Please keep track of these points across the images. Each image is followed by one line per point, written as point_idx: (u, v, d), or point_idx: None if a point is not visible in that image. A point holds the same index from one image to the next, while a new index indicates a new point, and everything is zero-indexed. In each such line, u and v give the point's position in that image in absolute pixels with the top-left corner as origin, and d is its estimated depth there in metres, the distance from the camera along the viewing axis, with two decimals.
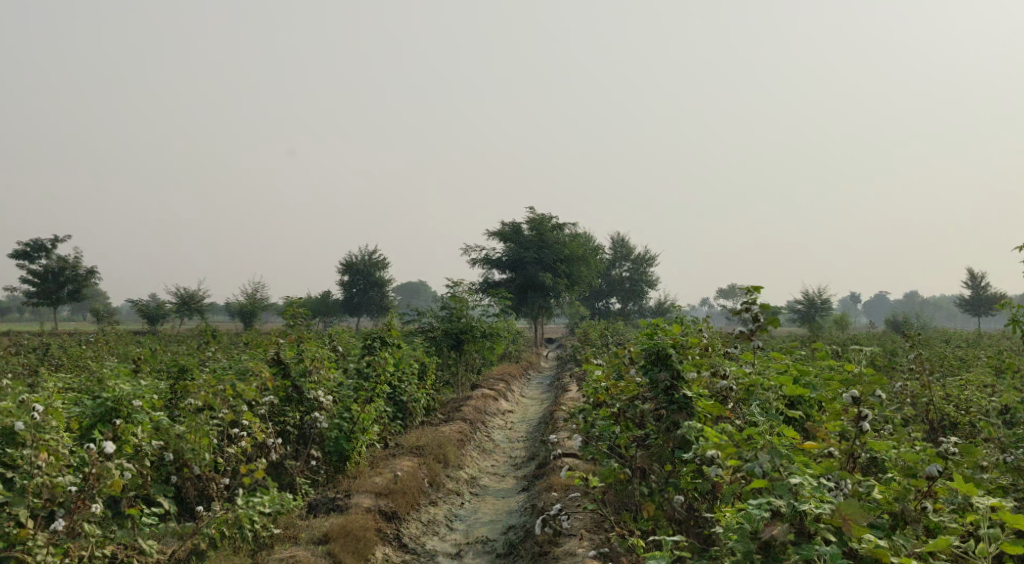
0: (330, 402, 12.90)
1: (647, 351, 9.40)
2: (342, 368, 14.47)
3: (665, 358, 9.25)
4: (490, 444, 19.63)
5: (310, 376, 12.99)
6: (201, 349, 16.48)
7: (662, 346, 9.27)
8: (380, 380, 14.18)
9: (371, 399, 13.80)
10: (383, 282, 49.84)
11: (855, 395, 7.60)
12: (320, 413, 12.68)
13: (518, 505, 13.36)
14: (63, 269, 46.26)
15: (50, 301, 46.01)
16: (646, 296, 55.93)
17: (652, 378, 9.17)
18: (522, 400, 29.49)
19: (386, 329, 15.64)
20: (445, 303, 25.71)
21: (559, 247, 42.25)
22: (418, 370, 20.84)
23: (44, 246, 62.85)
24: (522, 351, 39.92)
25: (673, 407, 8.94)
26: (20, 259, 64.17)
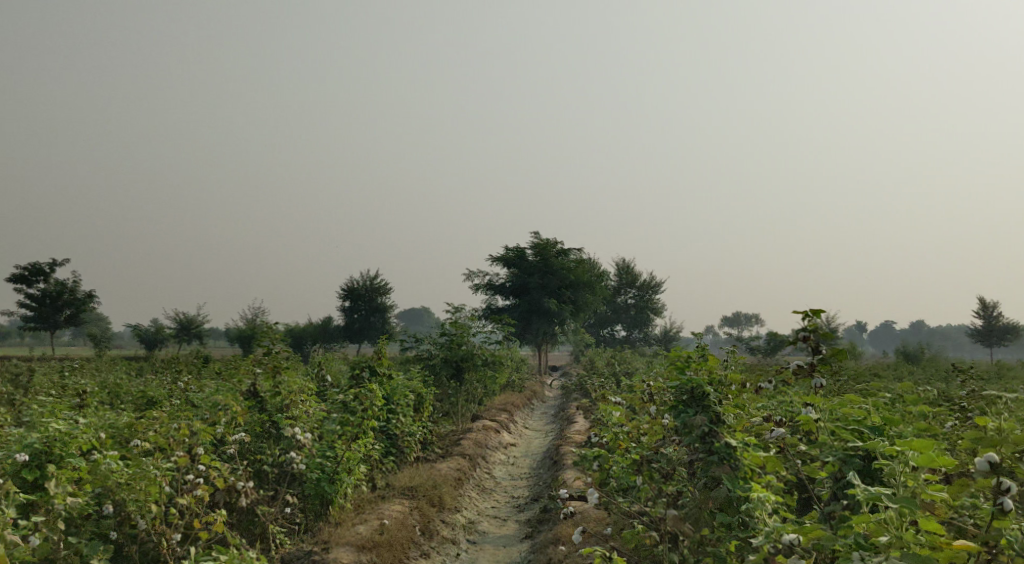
0: (310, 439, 11.47)
1: (678, 390, 8.36)
2: (326, 400, 13.14)
3: (699, 400, 8.26)
4: (491, 482, 18.23)
5: (288, 412, 11.77)
6: (180, 378, 15.22)
7: (700, 386, 8.24)
8: (369, 416, 12.73)
9: (358, 436, 12.45)
10: (384, 307, 48.52)
11: (992, 462, 6.79)
12: (297, 453, 11.27)
13: (520, 557, 11.98)
14: (63, 293, 44.89)
15: (48, 325, 44.70)
16: (652, 323, 54.58)
17: (686, 423, 8.14)
18: (525, 433, 28.03)
19: (377, 357, 14.04)
20: (444, 329, 24.39)
21: (564, 272, 40.97)
22: (414, 401, 19.49)
23: (44, 270, 61.65)
24: (526, 380, 38.48)
25: (712, 459, 7.93)
26: (19, 283, 63.02)
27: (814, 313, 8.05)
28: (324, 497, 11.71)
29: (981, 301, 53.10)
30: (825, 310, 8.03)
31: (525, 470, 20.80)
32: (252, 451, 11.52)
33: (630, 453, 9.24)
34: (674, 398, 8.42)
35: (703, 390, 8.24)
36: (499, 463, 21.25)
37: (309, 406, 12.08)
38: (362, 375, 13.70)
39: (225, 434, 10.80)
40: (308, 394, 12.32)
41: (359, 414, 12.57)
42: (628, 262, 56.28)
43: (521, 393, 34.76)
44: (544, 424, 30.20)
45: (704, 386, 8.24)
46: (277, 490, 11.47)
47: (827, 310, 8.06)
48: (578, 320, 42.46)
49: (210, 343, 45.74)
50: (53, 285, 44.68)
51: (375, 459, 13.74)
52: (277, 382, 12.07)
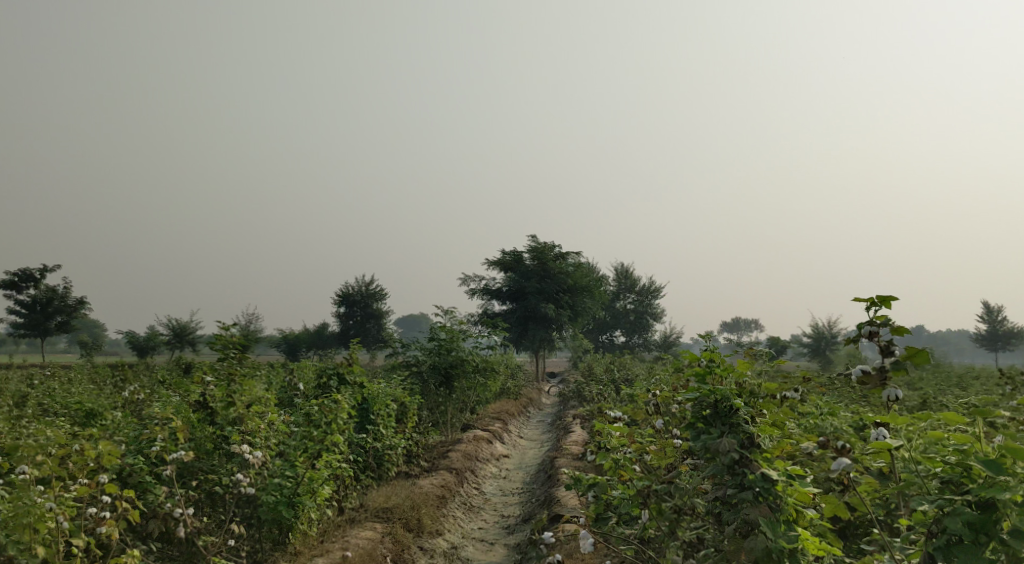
0: (262, 457, 9.92)
1: (699, 403, 7.17)
2: (285, 411, 11.61)
3: (723, 416, 7.10)
4: (480, 499, 16.79)
5: (241, 426, 10.25)
6: (131, 386, 13.74)
7: (726, 398, 7.10)
8: (334, 429, 11.22)
9: (322, 452, 10.97)
10: (380, 314, 47.00)
11: None
12: (246, 473, 9.72)
13: None
14: (53, 299, 43.23)
15: (38, 332, 43.08)
16: (652, 329, 53.04)
17: (711, 447, 6.98)
18: (520, 443, 26.56)
19: (347, 363, 12.50)
20: (434, 333, 22.82)
21: (563, 277, 39.46)
22: (397, 412, 17.97)
23: (36, 276, 59.92)
24: (523, 387, 37.03)
25: (744, 496, 6.81)
26: (9, 290, 61.58)
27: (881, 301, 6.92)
28: (277, 523, 10.23)
29: (987, 306, 51.50)
30: (896, 300, 6.94)
31: (518, 485, 19.33)
32: (202, 470, 10.06)
33: (635, 482, 7.93)
34: (691, 414, 7.26)
35: (731, 404, 7.10)
36: (489, 477, 19.74)
37: (270, 419, 10.72)
38: (328, 384, 12.16)
39: (166, 451, 9.35)
40: (267, 405, 10.82)
41: (323, 428, 11.07)
42: (628, 267, 54.76)
43: (516, 400, 33.28)
44: (539, 433, 28.70)
45: (731, 398, 7.09)
46: (225, 519, 10.05)
47: (899, 299, 6.96)
48: (576, 325, 41.01)
49: (201, 350, 44.15)
50: (43, 291, 43.05)
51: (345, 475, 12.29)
52: (231, 387, 10.47)
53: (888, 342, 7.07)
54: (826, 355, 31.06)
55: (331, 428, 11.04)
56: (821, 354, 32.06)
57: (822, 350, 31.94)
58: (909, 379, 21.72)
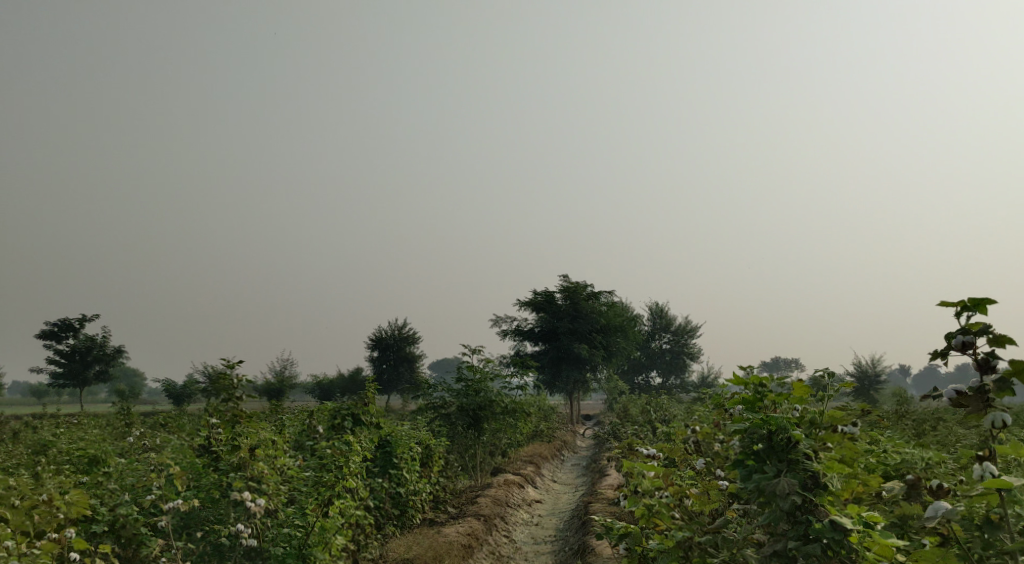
0: (265, 506, 9.13)
1: (751, 435, 6.70)
2: (292, 455, 10.78)
3: (781, 451, 6.62)
4: (509, 547, 15.89)
5: (246, 471, 9.36)
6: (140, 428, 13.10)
7: (785, 429, 6.59)
8: (348, 473, 10.34)
9: (334, 498, 10.08)
10: (413, 358, 46.30)
11: None
12: (248, 525, 8.99)
13: None
14: (92, 348, 42.87)
15: (77, 382, 42.65)
16: (689, 369, 51.80)
17: (769, 488, 6.47)
18: (553, 487, 25.59)
19: (361, 402, 11.59)
20: (461, 373, 22.03)
21: (596, 316, 38.54)
22: (421, 455, 17.13)
23: (74, 326, 59.94)
24: (557, 429, 36.02)
25: (811, 548, 6.32)
26: (49, 340, 61.63)
27: (976, 308, 6.32)
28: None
29: None
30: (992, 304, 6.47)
31: (550, 532, 18.35)
32: (208, 520, 9.37)
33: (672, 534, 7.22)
34: (741, 450, 6.76)
35: (788, 436, 6.60)
36: (520, 524, 18.78)
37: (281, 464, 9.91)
38: (342, 424, 11.28)
39: (162, 498, 8.59)
40: (276, 449, 9.97)
41: (334, 473, 10.22)
42: (663, 306, 53.69)
43: (550, 443, 32.31)
44: (574, 478, 27.63)
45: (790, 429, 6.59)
46: None
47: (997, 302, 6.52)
48: (611, 365, 40.00)
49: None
50: (83, 340, 42.72)
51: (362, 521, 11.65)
52: (237, 428, 9.67)
53: (987, 357, 6.45)
54: (872, 394, 29.79)
55: (343, 473, 10.16)
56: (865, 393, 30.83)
57: (867, 387, 30.66)
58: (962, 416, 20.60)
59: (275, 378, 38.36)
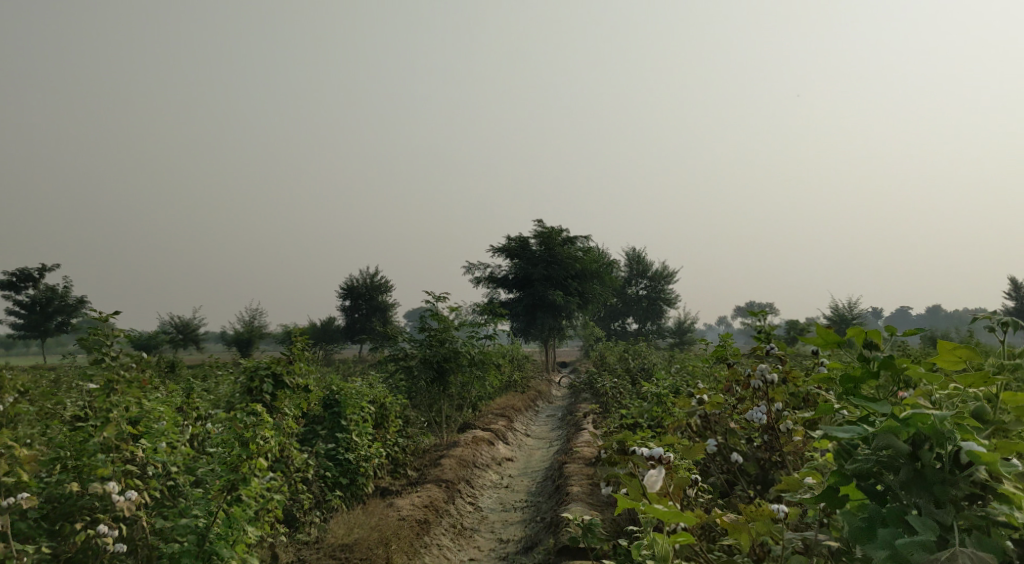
0: (133, 499, 7.16)
1: (891, 452, 4.77)
2: (182, 428, 8.75)
3: (938, 481, 4.72)
4: (475, 517, 14.07)
5: (112, 454, 7.37)
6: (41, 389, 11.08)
7: (949, 444, 4.70)
8: (258, 452, 8.09)
9: (234, 485, 7.85)
10: (386, 307, 44.25)
11: None
12: (113, 528, 7.11)
13: None
14: (52, 299, 39.93)
15: (36, 334, 39.71)
16: (665, 315, 50.09)
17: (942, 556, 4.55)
18: (527, 442, 23.88)
19: (283, 359, 9.35)
20: (425, 322, 20.07)
21: (571, 262, 36.54)
22: (374, 415, 15.13)
23: (34, 276, 56.73)
24: (531, 379, 34.24)
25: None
26: (7, 290, 58.43)
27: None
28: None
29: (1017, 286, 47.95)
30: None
31: (521, 496, 16.53)
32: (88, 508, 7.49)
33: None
34: (860, 471, 4.84)
35: (949, 454, 4.71)
36: (488, 488, 16.99)
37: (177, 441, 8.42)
38: (258, 390, 9.11)
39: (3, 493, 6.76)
40: (160, 421, 8.09)
41: (239, 452, 8.01)
42: (640, 251, 51.81)
43: (523, 393, 30.55)
44: (548, 431, 25.89)
45: (953, 443, 4.70)
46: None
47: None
48: (587, 313, 38.16)
49: (205, 347, 41.28)
50: (42, 290, 39.84)
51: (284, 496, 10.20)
52: (113, 396, 7.58)
53: None
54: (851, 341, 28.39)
55: (248, 452, 8.01)
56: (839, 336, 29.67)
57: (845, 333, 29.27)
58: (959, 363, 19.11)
59: (242, 329, 36.16)
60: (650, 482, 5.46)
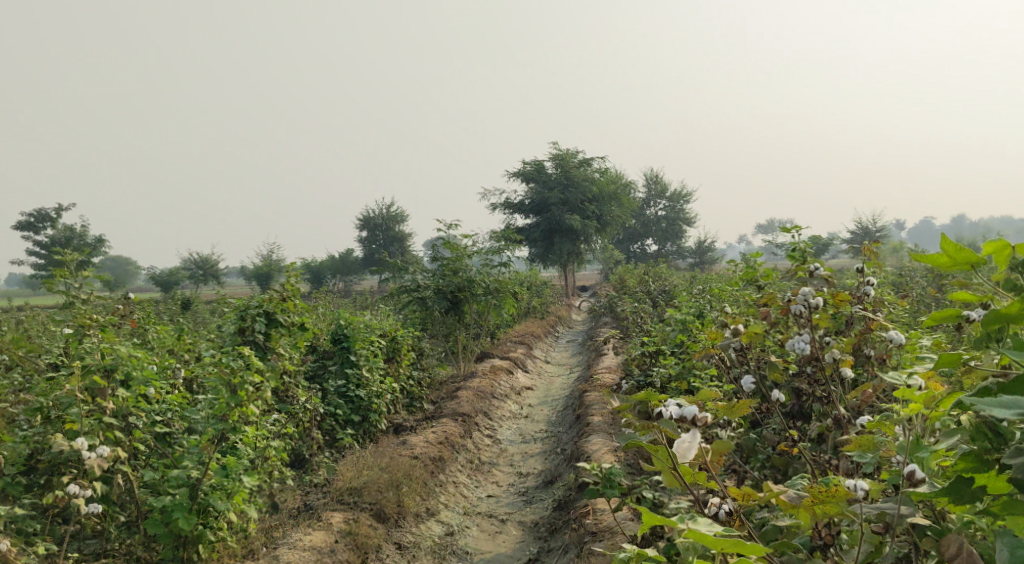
0: (108, 454, 6.54)
1: None
2: (171, 374, 8.16)
3: None
4: (493, 451, 13.55)
5: (79, 410, 6.74)
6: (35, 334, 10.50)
7: None
8: (247, 399, 7.49)
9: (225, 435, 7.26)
10: (403, 237, 43.58)
11: None
12: (87, 486, 6.53)
13: (526, 557, 9.08)
14: (70, 239, 39.30)
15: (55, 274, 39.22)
16: (685, 235, 49.21)
17: None
18: (547, 369, 23.39)
19: (276, 297, 8.77)
20: (437, 252, 19.39)
21: (587, 185, 35.60)
22: (385, 349, 14.56)
23: (51, 218, 56.09)
24: (550, 305, 33.66)
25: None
26: (26, 231, 57.91)
27: None
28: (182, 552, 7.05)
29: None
30: None
31: (541, 426, 16.00)
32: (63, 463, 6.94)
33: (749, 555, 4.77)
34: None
35: None
36: (507, 418, 16.47)
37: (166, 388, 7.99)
38: (251, 330, 8.53)
39: None
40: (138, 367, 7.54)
41: (228, 397, 7.38)
42: (658, 172, 50.70)
43: (543, 320, 29.98)
44: (569, 358, 25.36)
45: None
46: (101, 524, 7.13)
47: None
48: (605, 236, 37.35)
49: (225, 283, 40.79)
50: (59, 229, 39.23)
51: (286, 438, 9.64)
52: (86, 341, 7.02)
53: None
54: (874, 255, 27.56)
55: (237, 398, 7.41)
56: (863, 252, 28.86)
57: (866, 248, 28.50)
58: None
59: (259, 262, 35.59)
60: (682, 451, 4.96)
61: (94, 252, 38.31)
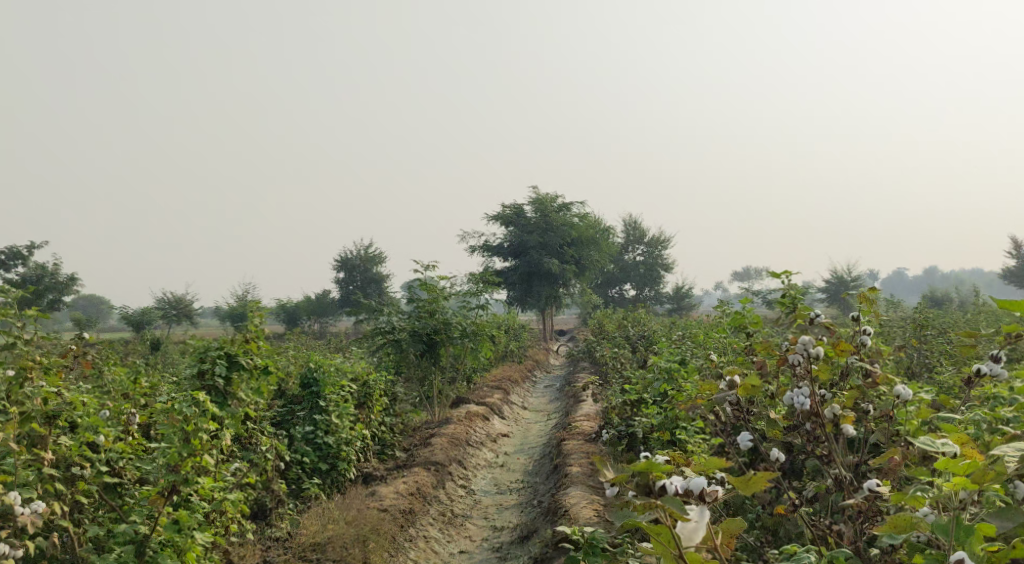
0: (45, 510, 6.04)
1: None
2: (123, 418, 7.65)
3: None
4: (467, 503, 13.00)
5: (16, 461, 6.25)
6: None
7: None
8: (201, 447, 7.00)
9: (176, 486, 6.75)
10: (381, 278, 43.03)
11: None
12: (23, 543, 5.99)
13: None
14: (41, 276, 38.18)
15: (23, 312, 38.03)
16: (663, 281, 49.05)
17: None
18: (523, 415, 22.86)
19: (238, 338, 8.33)
20: (413, 293, 18.94)
21: (567, 229, 35.35)
22: (356, 394, 14.03)
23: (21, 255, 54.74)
24: (528, 349, 33.16)
25: None
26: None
27: None
28: None
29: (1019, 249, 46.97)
30: None
31: (517, 476, 15.47)
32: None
33: None
34: None
35: None
36: (482, 468, 15.92)
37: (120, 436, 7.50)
38: (210, 374, 8.05)
39: None
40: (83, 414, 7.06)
41: (180, 445, 6.90)
42: (636, 217, 50.64)
43: (520, 364, 29.47)
44: (546, 404, 24.82)
45: None
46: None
47: None
48: (584, 281, 37.04)
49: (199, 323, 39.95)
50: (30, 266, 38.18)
51: (246, 488, 9.11)
52: (28, 385, 6.54)
53: None
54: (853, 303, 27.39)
55: (190, 447, 6.93)
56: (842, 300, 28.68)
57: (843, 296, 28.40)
58: (969, 321, 18.05)
59: (232, 302, 34.82)
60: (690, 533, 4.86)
61: (63, 289, 37.27)
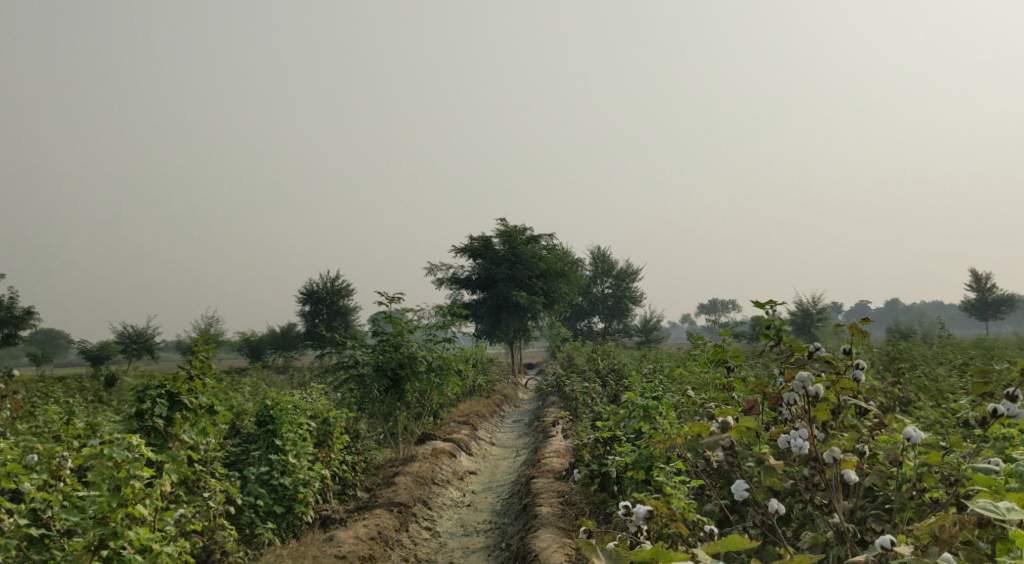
0: None
1: None
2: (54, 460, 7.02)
3: None
4: (431, 546, 12.35)
5: None
6: None
7: None
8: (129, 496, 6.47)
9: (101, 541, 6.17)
10: (348, 311, 42.25)
11: None
12: None
13: None
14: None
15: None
16: (631, 314, 48.70)
17: None
18: (491, 451, 22.22)
19: (182, 375, 7.74)
20: (378, 326, 18.32)
21: (535, 261, 34.92)
22: (315, 432, 13.36)
23: None
24: (496, 382, 32.52)
25: None
26: None
27: None
28: None
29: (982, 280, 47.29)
30: None
31: (485, 516, 14.85)
32: None
33: None
34: None
35: None
36: (448, 507, 15.27)
37: (48, 482, 6.84)
38: (149, 414, 7.49)
39: None
40: (5, 460, 6.55)
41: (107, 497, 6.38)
42: (605, 249, 50.36)
43: (489, 399, 28.82)
44: (515, 440, 24.18)
45: None
46: None
47: None
48: (553, 313, 36.57)
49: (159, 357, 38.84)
50: None
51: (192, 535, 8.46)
52: None
53: None
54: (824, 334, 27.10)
55: (119, 496, 6.43)
56: (810, 332, 28.44)
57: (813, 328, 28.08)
58: (941, 354, 17.82)
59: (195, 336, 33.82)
60: None
61: (20, 323, 36.04)
